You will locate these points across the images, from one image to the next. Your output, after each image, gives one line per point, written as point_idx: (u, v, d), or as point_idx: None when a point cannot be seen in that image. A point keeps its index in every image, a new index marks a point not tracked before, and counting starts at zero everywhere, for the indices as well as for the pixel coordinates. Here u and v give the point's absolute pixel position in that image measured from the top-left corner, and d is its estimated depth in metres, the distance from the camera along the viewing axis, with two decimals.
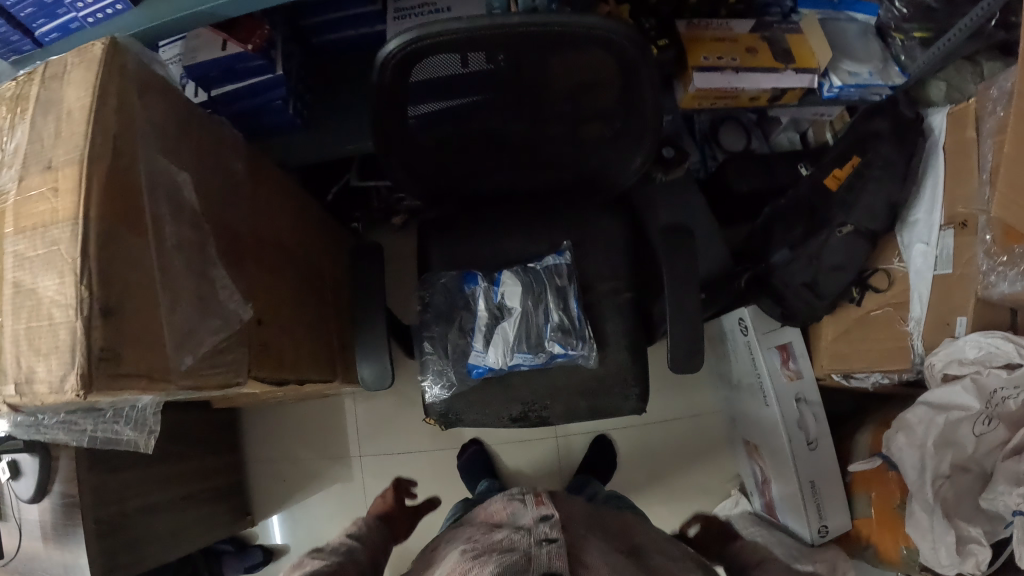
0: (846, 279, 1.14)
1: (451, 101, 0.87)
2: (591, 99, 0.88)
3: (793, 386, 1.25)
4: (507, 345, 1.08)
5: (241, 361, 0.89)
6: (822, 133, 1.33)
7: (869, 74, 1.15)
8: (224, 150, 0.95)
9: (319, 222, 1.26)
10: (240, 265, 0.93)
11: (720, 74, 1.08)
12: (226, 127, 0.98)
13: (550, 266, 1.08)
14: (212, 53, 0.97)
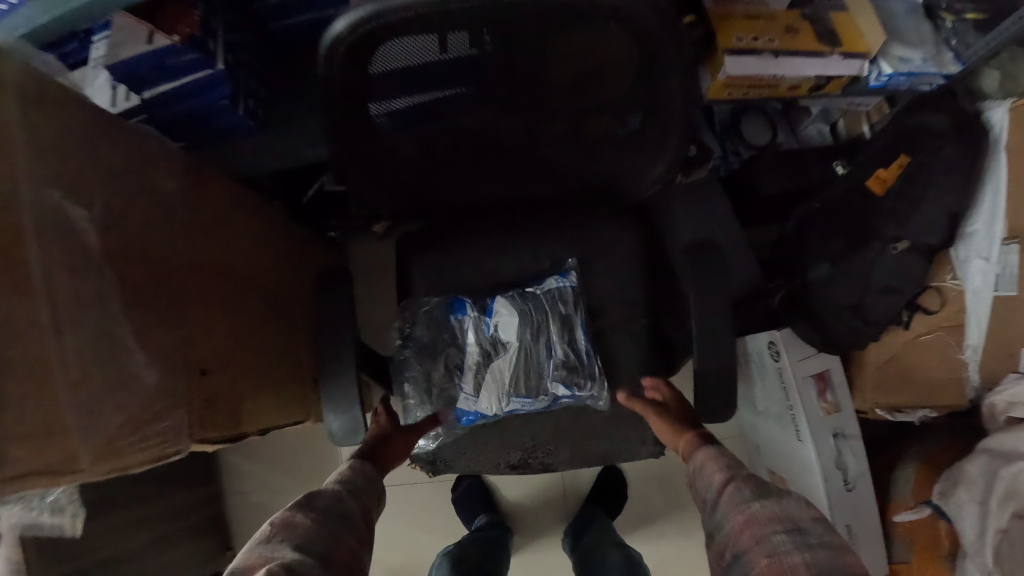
0: (901, 303, 0.99)
1: (421, 95, 0.69)
2: (602, 92, 0.70)
3: (831, 421, 1.09)
4: (502, 389, 0.93)
5: (179, 430, 0.75)
6: (858, 124, 1.19)
7: (922, 61, 1.01)
8: (150, 161, 0.77)
9: (286, 238, 1.10)
10: (174, 308, 0.77)
11: (756, 59, 0.91)
12: (149, 134, 0.80)
13: (554, 291, 0.92)
14: (134, 47, 0.80)
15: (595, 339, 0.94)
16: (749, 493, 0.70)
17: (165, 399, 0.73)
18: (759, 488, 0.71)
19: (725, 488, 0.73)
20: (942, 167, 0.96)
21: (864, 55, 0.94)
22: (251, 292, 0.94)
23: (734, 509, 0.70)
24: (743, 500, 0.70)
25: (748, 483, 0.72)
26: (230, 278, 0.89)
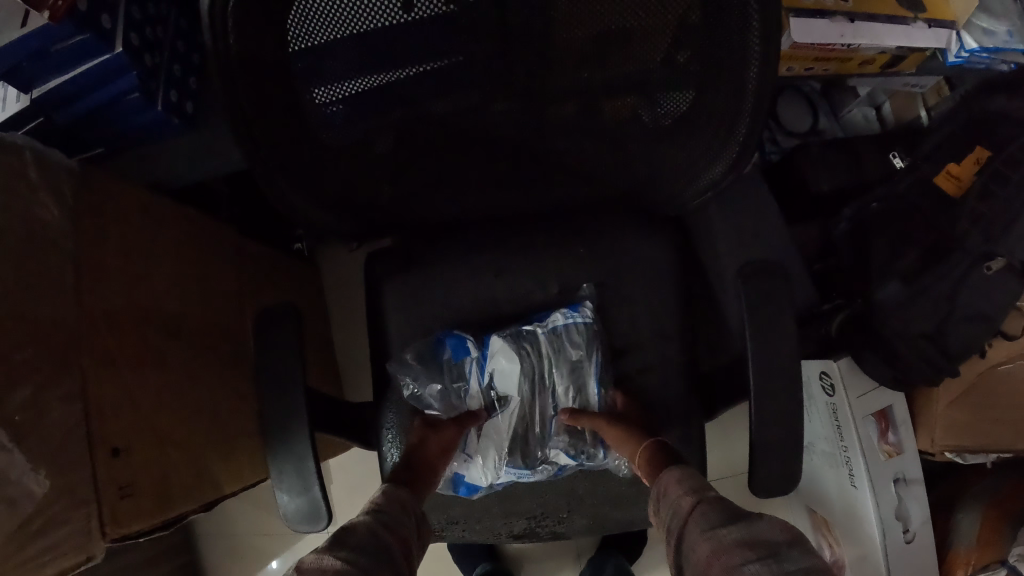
0: (988, 332, 0.82)
1: (375, 77, 0.51)
2: (625, 64, 0.51)
3: (892, 466, 0.91)
4: (496, 454, 0.75)
5: (84, 531, 0.58)
6: (911, 107, 1.02)
7: (1009, 34, 0.80)
8: (4, 176, 0.58)
9: (236, 257, 0.90)
10: (59, 365, 0.57)
11: (830, 24, 0.75)
12: (16, 142, 0.62)
13: (563, 331, 0.71)
14: (9, 34, 0.61)
15: (619, 382, 0.75)
16: (716, 518, 0.53)
17: (57, 496, 0.55)
18: (734, 510, 0.54)
19: (691, 512, 0.56)
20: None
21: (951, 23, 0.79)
22: (185, 334, 0.75)
23: (702, 534, 0.53)
24: (709, 526, 0.53)
25: (721, 506, 0.55)
26: (148, 315, 0.70)
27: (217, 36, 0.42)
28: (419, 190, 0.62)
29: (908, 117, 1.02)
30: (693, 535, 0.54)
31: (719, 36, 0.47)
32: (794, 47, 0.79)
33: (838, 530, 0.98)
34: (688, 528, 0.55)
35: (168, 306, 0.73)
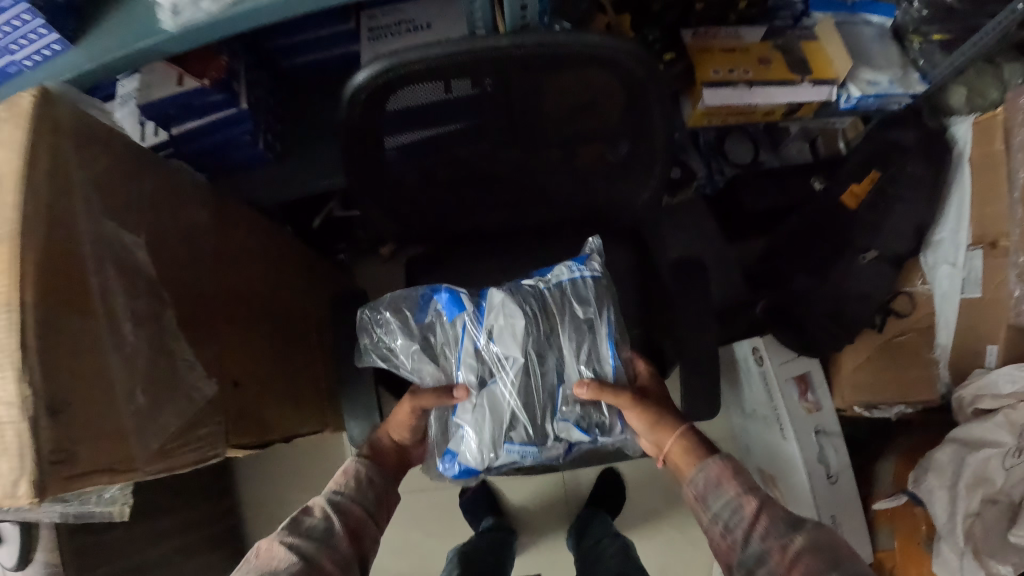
0: (873, 307, 1.04)
1: (434, 131, 0.77)
2: (592, 122, 0.78)
3: (812, 419, 1.11)
4: (497, 429, 0.77)
5: (218, 433, 0.81)
6: (834, 141, 1.25)
7: (889, 84, 1.03)
8: (186, 197, 0.85)
9: (297, 260, 1.15)
10: (203, 323, 0.83)
11: (731, 90, 0.98)
12: (184, 170, 0.88)
13: (569, 284, 0.80)
14: (165, 89, 0.86)
15: None
16: (783, 529, 0.63)
17: (207, 409, 0.79)
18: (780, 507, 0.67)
19: (758, 519, 0.64)
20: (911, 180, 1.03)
21: (833, 81, 0.98)
22: (268, 312, 1.00)
23: (773, 541, 0.62)
24: (782, 533, 0.63)
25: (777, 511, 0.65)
26: (246, 297, 0.94)
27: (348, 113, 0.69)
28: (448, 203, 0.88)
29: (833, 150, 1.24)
30: (738, 541, 0.65)
31: (648, 110, 0.74)
32: (707, 109, 1.01)
33: (782, 480, 1.15)
34: (754, 533, 0.64)
35: (260, 290, 0.99)
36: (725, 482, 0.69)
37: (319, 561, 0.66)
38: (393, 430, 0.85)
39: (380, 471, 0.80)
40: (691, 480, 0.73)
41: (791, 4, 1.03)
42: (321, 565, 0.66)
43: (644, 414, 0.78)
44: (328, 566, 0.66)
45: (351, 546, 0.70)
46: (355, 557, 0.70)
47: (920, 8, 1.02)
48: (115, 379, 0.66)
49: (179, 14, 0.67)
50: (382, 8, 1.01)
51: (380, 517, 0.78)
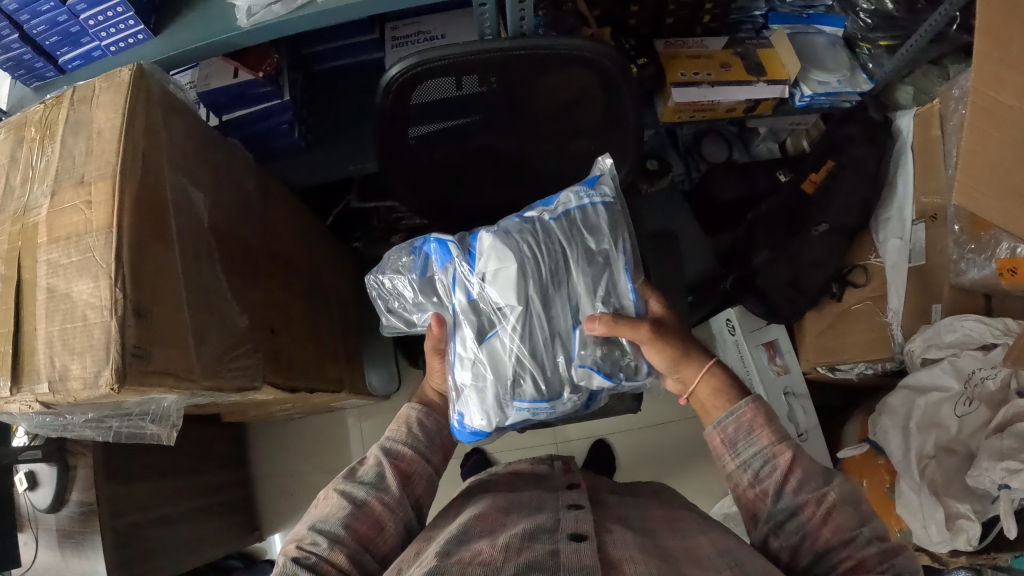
0: (826, 275, 1.16)
1: (447, 123, 0.93)
2: (575, 118, 0.94)
3: (781, 381, 1.24)
4: (502, 387, 0.75)
5: (256, 368, 0.92)
6: (800, 141, 1.39)
7: (839, 83, 1.18)
8: (242, 178, 1.01)
9: (323, 239, 1.28)
10: (245, 274, 0.96)
11: (696, 89, 1.14)
12: (243, 155, 1.04)
13: (577, 210, 0.76)
14: (223, 80, 1.02)
15: None
16: (816, 481, 0.63)
17: (248, 342, 0.91)
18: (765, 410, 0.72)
19: (791, 469, 0.64)
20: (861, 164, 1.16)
21: (785, 81, 1.16)
22: (296, 277, 1.12)
23: (806, 495, 0.62)
24: (815, 487, 0.63)
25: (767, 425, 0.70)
26: (278, 259, 1.07)
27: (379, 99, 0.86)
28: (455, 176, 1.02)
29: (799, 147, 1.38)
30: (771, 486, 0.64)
31: (620, 104, 0.90)
32: (678, 106, 1.17)
33: None
34: (786, 486, 0.63)
35: (292, 257, 1.12)
36: (757, 430, 0.67)
37: (371, 503, 0.67)
38: (435, 376, 0.84)
39: (436, 417, 0.80)
40: (719, 422, 0.70)
41: (752, 18, 1.21)
42: (371, 508, 0.67)
43: (665, 347, 0.75)
44: (379, 509, 0.67)
45: (403, 488, 0.70)
46: (406, 498, 0.70)
47: (866, 17, 1.19)
48: (183, 300, 0.79)
49: (253, 15, 0.89)
50: (402, 20, 1.16)
51: (437, 463, 0.77)
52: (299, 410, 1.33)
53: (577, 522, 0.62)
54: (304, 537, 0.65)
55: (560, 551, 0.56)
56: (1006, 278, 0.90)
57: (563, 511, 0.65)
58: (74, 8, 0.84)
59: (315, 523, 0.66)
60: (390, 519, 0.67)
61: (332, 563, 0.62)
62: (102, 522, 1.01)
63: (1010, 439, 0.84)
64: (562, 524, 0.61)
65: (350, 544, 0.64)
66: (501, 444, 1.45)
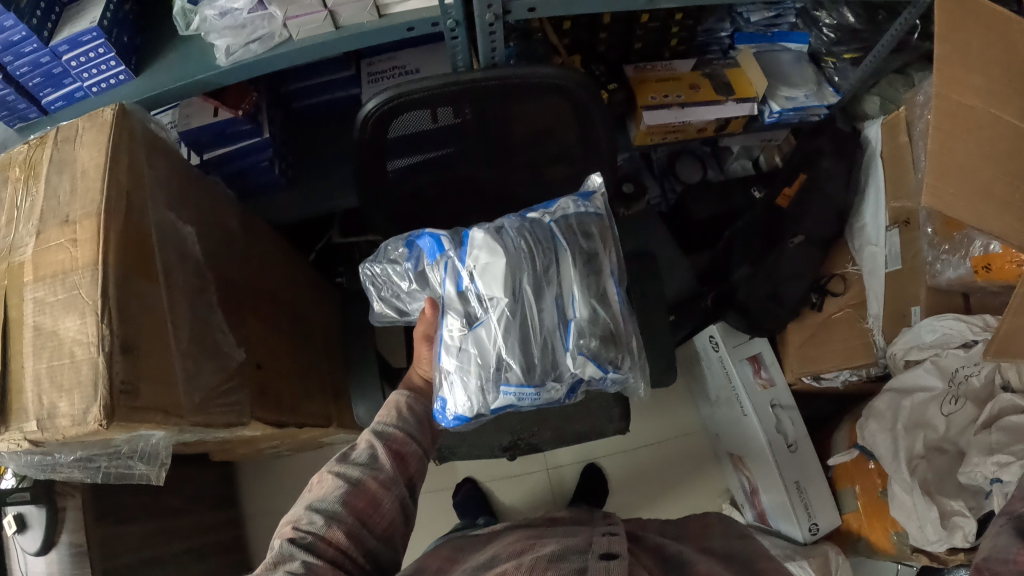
0: (805, 286, 1.18)
1: (424, 154, 0.93)
2: (550, 146, 0.96)
3: (767, 394, 1.23)
4: (485, 374, 0.75)
5: (243, 403, 0.91)
6: (773, 157, 1.42)
7: (806, 97, 1.22)
8: (224, 215, 1.02)
9: (307, 273, 1.28)
10: (229, 309, 0.95)
11: (666, 111, 1.17)
12: (225, 193, 1.04)
13: (573, 216, 0.81)
14: (202, 119, 1.03)
15: None
16: None
17: (236, 378, 0.91)
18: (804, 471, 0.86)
19: None
20: (828, 175, 1.19)
21: (754, 98, 1.19)
22: (281, 311, 1.12)
23: None
24: None
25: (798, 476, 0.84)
26: (262, 294, 1.07)
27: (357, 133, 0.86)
28: (438, 203, 1.03)
29: (772, 163, 1.42)
30: None
31: (592, 129, 0.92)
32: (649, 129, 1.20)
33: (744, 454, 1.26)
34: None
35: (276, 291, 1.12)
36: None
37: (366, 482, 0.68)
38: (422, 364, 0.86)
39: (424, 404, 0.82)
40: None
41: (718, 40, 1.23)
42: (367, 487, 0.68)
43: None
44: (375, 487, 0.68)
45: (396, 467, 0.71)
46: (399, 477, 0.71)
47: (829, 32, 1.22)
48: (169, 336, 0.78)
49: (232, 53, 0.91)
50: (378, 56, 1.18)
51: (425, 443, 0.78)
52: (289, 445, 1.31)
53: (611, 543, 0.70)
54: (300, 518, 0.65)
55: (593, 569, 0.62)
56: (980, 275, 0.94)
57: (598, 537, 0.73)
58: (58, 48, 0.85)
59: (311, 503, 0.66)
60: (387, 497, 0.68)
61: (329, 541, 0.63)
62: (92, 563, 0.99)
63: (998, 433, 0.85)
64: (596, 545, 0.69)
65: (347, 522, 0.65)
66: (493, 472, 1.44)
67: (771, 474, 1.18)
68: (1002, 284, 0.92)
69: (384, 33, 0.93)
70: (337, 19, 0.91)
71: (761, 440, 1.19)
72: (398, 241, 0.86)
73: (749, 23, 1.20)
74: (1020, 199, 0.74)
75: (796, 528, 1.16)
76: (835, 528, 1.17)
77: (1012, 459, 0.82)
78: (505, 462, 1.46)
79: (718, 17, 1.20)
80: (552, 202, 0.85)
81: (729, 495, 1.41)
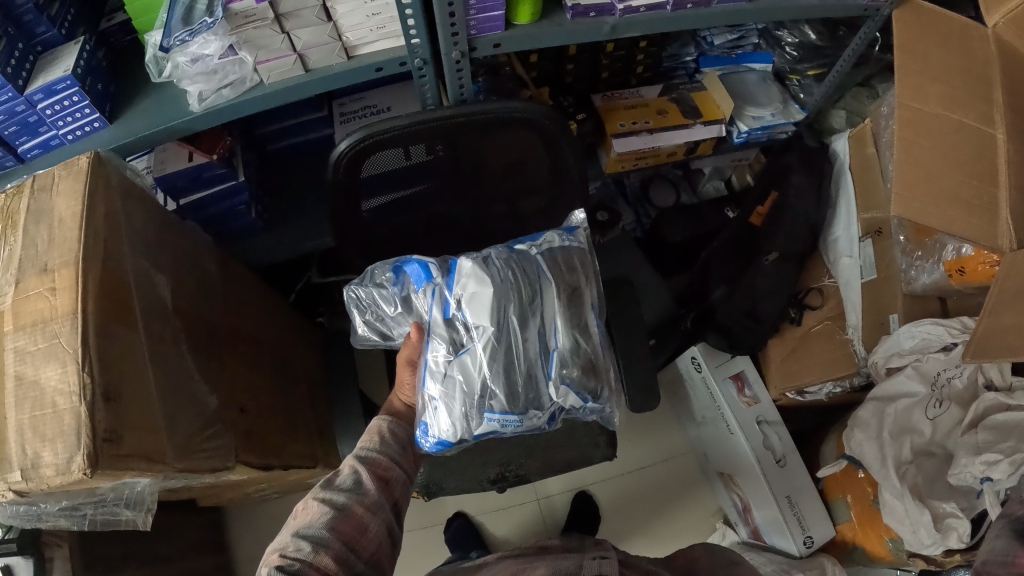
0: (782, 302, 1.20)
1: (399, 191, 0.94)
2: (522, 178, 0.97)
3: (753, 411, 1.23)
4: (470, 401, 0.75)
5: (227, 447, 0.89)
6: (745, 177, 1.45)
7: (772, 116, 1.25)
8: (202, 258, 1.01)
9: (287, 314, 1.27)
10: (210, 352, 0.94)
11: (636, 138, 1.19)
12: (202, 238, 1.04)
13: (559, 249, 0.82)
14: (177, 164, 1.03)
15: None
16: None
17: (219, 422, 0.89)
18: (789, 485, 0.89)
19: None
20: (796, 192, 1.22)
21: (721, 120, 1.22)
22: (262, 352, 1.11)
23: None
24: None
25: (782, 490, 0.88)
26: (242, 337, 1.06)
27: (332, 173, 0.85)
28: (419, 239, 1.04)
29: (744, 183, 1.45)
30: None
31: (564, 161, 0.93)
32: (620, 156, 1.22)
33: (733, 471, 1.26)
34: None
35: (257, 333, 1.11)
36: None
37: (351, 507, 0.68)
38: (403, 389, 0.86)
39: (404, 428, 0.82)
40: None
41: (684, 64, 1.27)
42: (353, 512, 0.68)
43: None
44: (361, 512, 0.68)
45: (380, 491, 0.72)
46: (384, 502, 0.71)
47: (792, 51, 1.25)
48: (150, 384, 0.77)
49: (204, 99, 0.92)
50: (349, 97, 1.19)
51: (408, 468, 0.79)
52: (278, 488, 1.29)
53: (599, 566, 0.74)
54: (286, 544, 0.64)
55: None
56: (954, 279, 0.96)
57: (588, 559, 0.76)
58: (33, 97, 0.85)
59: (297, 530, 0.65)
60: (373, 521, 0.68)
61: (318, 566, 0.62)
62: None
63: (984, 433, 0.87)
64: (586, 568, 0.73)
65: (334, 547, 0.64)
66: (483, 505, 1.42)
67: (761, 489, 1.18)
68: (976, 285, 0.94)
69: (352, 75, 0.94)
70: (307, 62, 0.92)
71: (750, 456, 1.19)
72: (385, 266, 0.85)
73: (712, 45, 1.25)
74: (985, 200, 0.78)
75: (790, 542, 1.15)
76: (829, 539, 1.16)
77: (1000, 457, 0.82)
78: (495, 495, 1.44)
79: (682, 42, 1.26)
80: (538, 234, 0.86)
81: (721, 514, 1.41)
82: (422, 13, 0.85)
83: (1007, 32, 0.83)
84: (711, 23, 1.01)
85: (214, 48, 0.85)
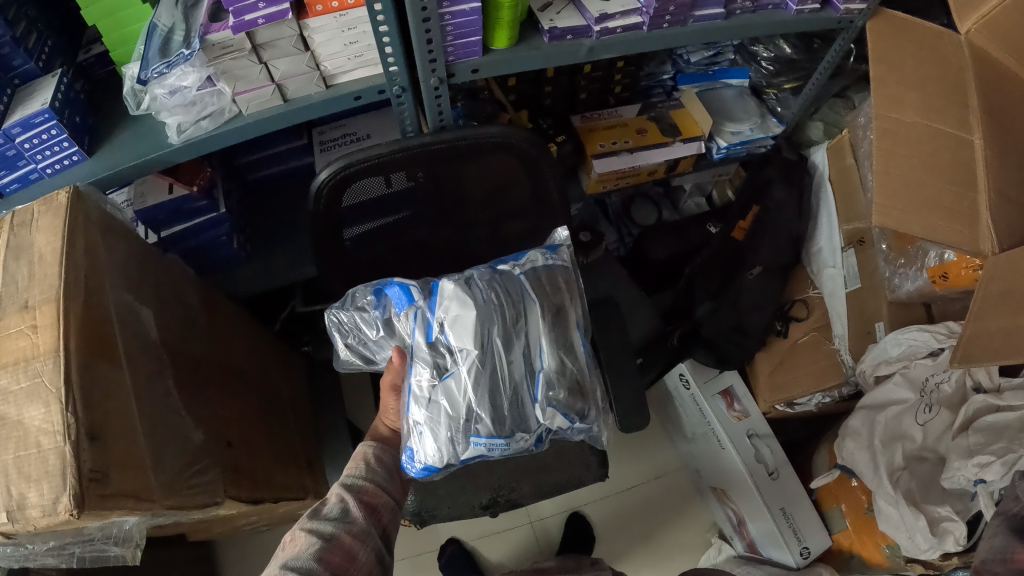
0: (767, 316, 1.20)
1: (380, 219, 0.93)
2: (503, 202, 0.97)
3: (743, 425, 1.23)
4: (454, 425, 0.74)
5: (215, 481, 0.88)
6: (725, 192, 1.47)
7: (751, 130, 1.26)
8: (185, 291, 1.00)
9: (271, 344, 1.26)
10: (194, 385, 0.93)
11: (616, 158, 1.20)
12: (186, 270, 1.03)
13: (542, 268, 0.82)
14: (157, 196, 1.02)
15: None
16: None
17: (206, 458, 0.88)
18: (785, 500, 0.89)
19: None
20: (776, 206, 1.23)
21: (699, 137, 1.23)
22: (248, 384, 1.10)
23: None
24: None
25: None
26: (227, 369, 1.05)
27: (316, 200, 0.85)
28: (405, 266, 1.03)
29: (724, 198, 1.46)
30: None
31: (546, 185, 0.94)
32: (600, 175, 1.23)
33: (724, 486, 1.25)
34: None
35: (241, 364, 1.10)
36: None
37: (341, 538, 0.67)
38: (389, 415, 0.85)
39: (391, 453, 0.81)
40: None
41: (661, 82, 1.29)
42: (342, 541, 0.67)
43: None
44: (350, 541, 0.67)
45: (368, 520, 0.71)
46: (372, 529, 0.70)
47: (767, 65, 1.27)
48: (135, 421, 0.76)
49: (183, 131, 0.91)
50: (328, 125, 1.19)
51: (395, 494, 0.78)
52: (267, 521, 1.26)
53: None
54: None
55: None
56: (939, 285, 0.97)
57: None
58: (10, 131, 0.84)
59: (286, 561, 0.64)
60: (362, 550, 0.67)
61: None
62: None
63: (976, 435, 0.87)
64: None
65: None
66: (476, 531, 1.41)
67: (756, 503, 1.17)
68: (960, 291, 0.95)
69: (331, 104, 0.94)
70: (285, 92, 0.92)
71: (742, 471, 1.19)
72: (365, 289, 0.84)
73: (688, 63, 1.28)
74: (965, 205, 0.79)
75: (787, 554, 1.15)
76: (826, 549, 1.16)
77: (993, 458, 0.83)
78: (488, 520, 1.43)
79: (659, 60, 1.27)
80: (520, 254, 0.86)
81: (716, 528, 1.40)
82: (398, 40, 0.85)
83: (980, 39, 0.87)
84: (686, 42, 1.02)
85: (191, 80, 0.85)
